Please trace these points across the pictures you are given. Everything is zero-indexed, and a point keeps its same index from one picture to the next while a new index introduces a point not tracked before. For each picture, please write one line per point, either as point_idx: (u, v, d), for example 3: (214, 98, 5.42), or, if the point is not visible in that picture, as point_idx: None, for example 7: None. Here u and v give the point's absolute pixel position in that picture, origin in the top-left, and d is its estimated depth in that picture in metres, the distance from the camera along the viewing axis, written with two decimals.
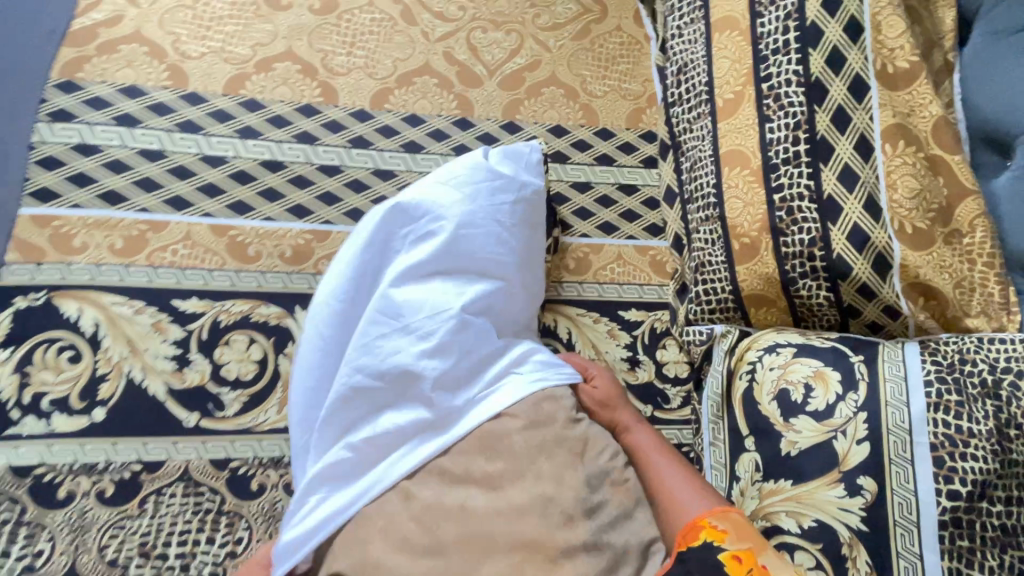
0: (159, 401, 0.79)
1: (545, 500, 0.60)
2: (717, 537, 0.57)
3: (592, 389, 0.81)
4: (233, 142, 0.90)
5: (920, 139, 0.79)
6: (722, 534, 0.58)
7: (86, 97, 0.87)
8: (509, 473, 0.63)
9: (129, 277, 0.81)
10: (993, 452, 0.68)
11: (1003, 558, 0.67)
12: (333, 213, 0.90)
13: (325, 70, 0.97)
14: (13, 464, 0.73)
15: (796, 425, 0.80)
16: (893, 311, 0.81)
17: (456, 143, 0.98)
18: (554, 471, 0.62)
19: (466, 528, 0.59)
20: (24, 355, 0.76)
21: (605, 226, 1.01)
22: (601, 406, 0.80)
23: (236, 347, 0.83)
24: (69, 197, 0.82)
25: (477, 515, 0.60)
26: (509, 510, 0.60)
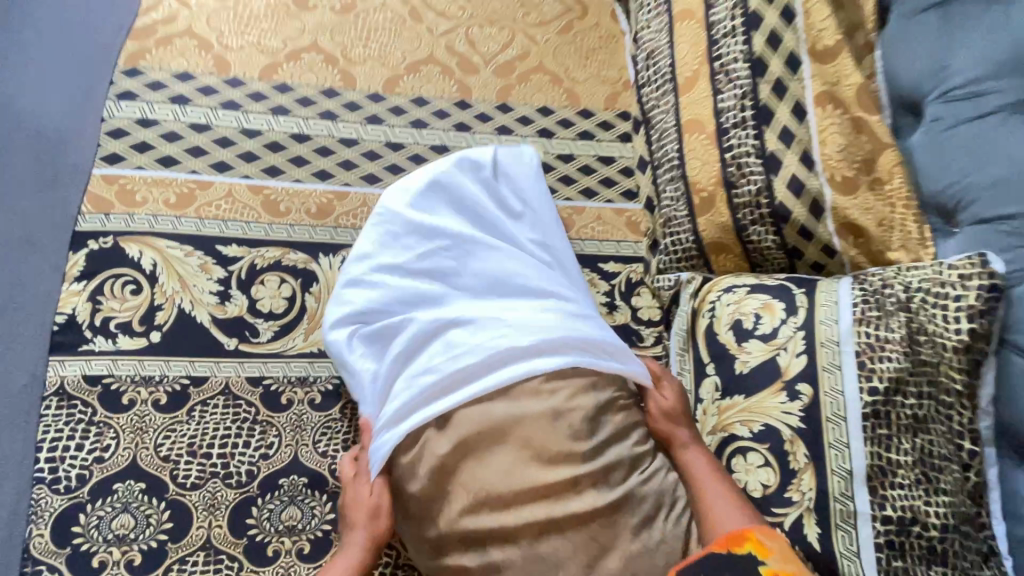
0: (205, 327, 0.94)
1: (558, 419, 0.77)
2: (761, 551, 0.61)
3: (661, 398, 0.86)
4: (268, 118, 1.07)
5: (846, 103, 0.93)
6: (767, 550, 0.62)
7: (147, 80, 1.04)
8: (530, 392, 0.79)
9: (181, 226, 0.97)
10: (905, 353, 0.82)
11: (915, 441, 0.80)
12: (352, 177, 1.06)
13: (345, 60, 1.14)
14: (86, 374, 0.88)
15: (748, 347, 0.93)
16: (829, 249, 0.95)
17: (457, 120, 1.14)
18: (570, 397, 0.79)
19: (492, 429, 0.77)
20: (97, 287, 0.91)
21: (586, 191, 1.16)
22: (664, 416, 0.85)
23: (269, 285, 0.98)
24: (133, 160, 0.99)
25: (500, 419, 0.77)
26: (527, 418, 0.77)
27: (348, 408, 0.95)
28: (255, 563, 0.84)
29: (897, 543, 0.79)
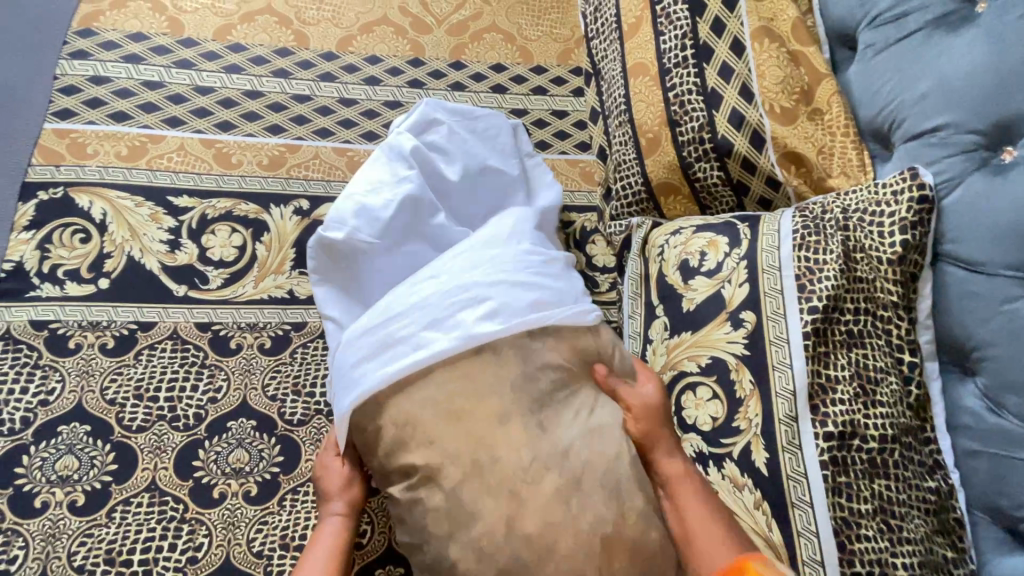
0: (154, 274, 0.94)
1: (516, 385, 0.74)
2: None
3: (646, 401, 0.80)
4: (221, 76, 1.09)
5: (782, 38, 0.95)
6: None
7: (100, 41, 1.06)
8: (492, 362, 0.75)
9: (132, 177, 0.98)
10: (840, 270, 0.81)
11: (850, 356, 0.79)
12: (304, 131, 1.08)
13: (299, 22, 1.17)
14: (33, 319, 0.88)
15: (694, 285, 0.92)
16: (773, 181, 0.95)
17: (410, 77, 1.16)
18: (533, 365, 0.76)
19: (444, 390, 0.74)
20: (45, 235, 0.92)
21: (540, 144, 1.17)
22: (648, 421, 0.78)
23: (220, 235, 0.98)
24: (84, 115, 1.00)
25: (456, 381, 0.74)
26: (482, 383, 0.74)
27: (297, 352, 0.94)
28: (201, 504, 0.84)
29: (840, 460, 0.76)
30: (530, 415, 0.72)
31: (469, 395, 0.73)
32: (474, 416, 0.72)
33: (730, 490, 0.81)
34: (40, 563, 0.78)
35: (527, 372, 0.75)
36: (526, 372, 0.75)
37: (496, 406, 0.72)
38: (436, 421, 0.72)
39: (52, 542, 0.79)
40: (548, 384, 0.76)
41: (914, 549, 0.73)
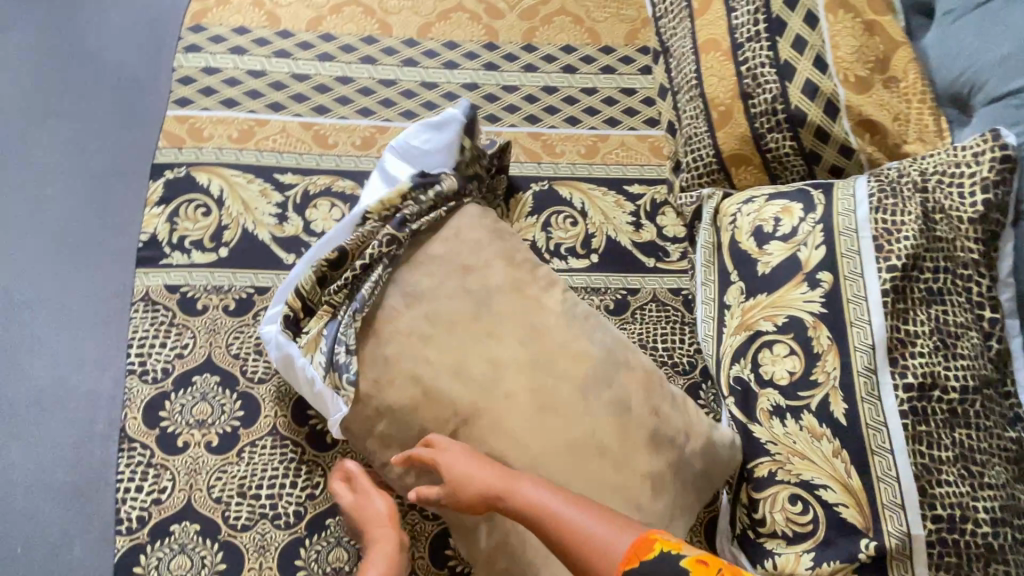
0: (266, 244, 1.04)
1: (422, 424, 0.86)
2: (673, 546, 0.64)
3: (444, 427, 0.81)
4: (315, 64, 1.18)
5: (857, 8, 0.98)
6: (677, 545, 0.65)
7: (210, 35, 1.17)
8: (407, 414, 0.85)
9: (243, 157, 1.08)
10: (920, 229, 0.84)
11: (930, 312, 0.82)
12: (391, 114, 1.16)
13: (382, 11, 1.25)
14: (168, 283, 0.99)
15: (769, 249, 0.96)
16: (847, 149, 0.98)
17: (485, 61, 1.23)
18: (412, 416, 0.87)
19: None
20: (173, 210, 1.03)
21: (610, 120, 1.22)
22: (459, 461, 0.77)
23: (321, 209, 1.07)
24: (200, 102, 1.11)
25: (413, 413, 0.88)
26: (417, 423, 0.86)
27: None
28: (316, 448, 0.93)
29: (920, 410, 0.79)
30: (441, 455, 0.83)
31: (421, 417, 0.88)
32: None
33: (809, 440, 0.85)
34: (186, 493, 0.88)
35: (490, 316, 0.87)
36: (488, 315, 0.87)
37: (451, 348, 0.85)
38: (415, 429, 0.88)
39: (193, 476, 0.89)
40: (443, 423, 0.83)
41: (995, 495, 0.76)
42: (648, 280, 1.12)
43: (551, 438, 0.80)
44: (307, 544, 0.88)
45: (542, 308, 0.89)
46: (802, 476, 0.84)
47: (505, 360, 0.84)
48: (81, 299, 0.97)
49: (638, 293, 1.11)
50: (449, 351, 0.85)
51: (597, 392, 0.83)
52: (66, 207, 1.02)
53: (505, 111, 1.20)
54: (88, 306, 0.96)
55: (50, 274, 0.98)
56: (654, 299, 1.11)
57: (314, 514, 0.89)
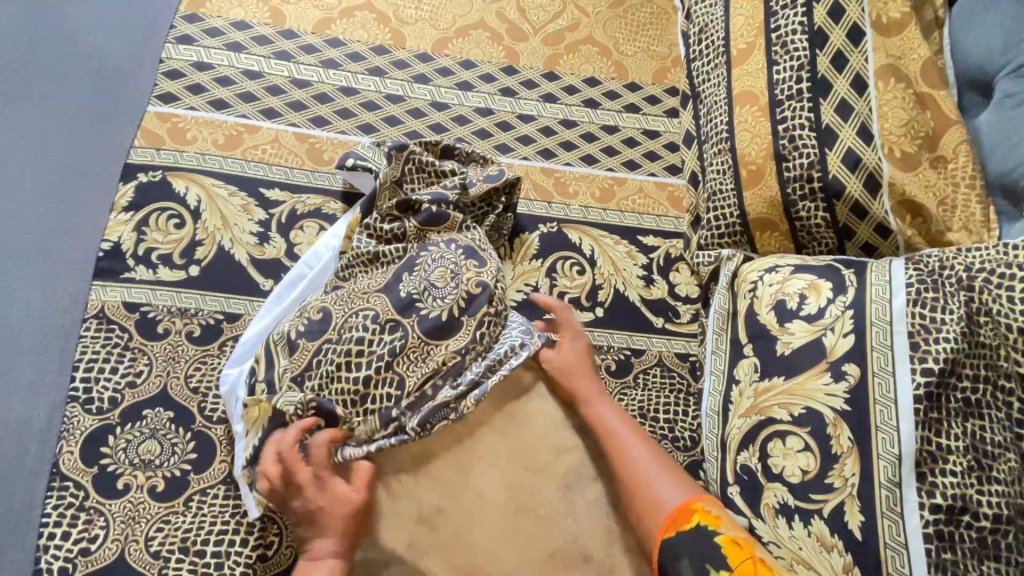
0: (243, 266, 0.94)
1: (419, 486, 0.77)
2: (711, 520, 0.68)
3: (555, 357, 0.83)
4: (318, 70, 1.08)
5: (910, 78, 0.91)
6: (715, 519, 0.69)
7: (205, 27, 1.07)
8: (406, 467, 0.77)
9: (227, 165, 0.99)
10: (962, 332, 0.76)
11: (965, 426, 0.74)
12: (395, 133, 1.06)
13: (397, 20, 1.16)
14: (127, 300, 0.89)
15: (791, 328, 0.88)
16: (884, 230, 0.90)
17: (502, 85, 1.14)
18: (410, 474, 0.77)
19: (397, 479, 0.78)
20: (143, 218, 0.93)
21: (629, 163, 1.14)
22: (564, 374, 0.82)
23: (308, 232, 0.98)
24: (186, 101, 1.01)
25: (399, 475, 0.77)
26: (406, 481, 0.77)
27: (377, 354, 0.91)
28: None
29: (946, 535, 0.72)
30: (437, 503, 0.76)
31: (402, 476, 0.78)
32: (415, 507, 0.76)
33: (817, 549, 0.77)
34: (121, 545, 0.78)
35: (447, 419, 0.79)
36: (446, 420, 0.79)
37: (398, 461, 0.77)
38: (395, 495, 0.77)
39: (131, 525, 0.79)
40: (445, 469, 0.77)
41: None
42: (655, 341, 1.04)
43: (524, 548, 0.74)
44: None
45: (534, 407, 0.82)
46: None
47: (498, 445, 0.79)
48: (24, 311, 0.86)
49: (642, 355, 1.03)
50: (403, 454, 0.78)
51: (578, 491, 0.78)
52: (20, 204, 0.91)
53: (519, 141, 1.11)
54: (30, 321, 0.86)
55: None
56: (659, 363, 1.03)
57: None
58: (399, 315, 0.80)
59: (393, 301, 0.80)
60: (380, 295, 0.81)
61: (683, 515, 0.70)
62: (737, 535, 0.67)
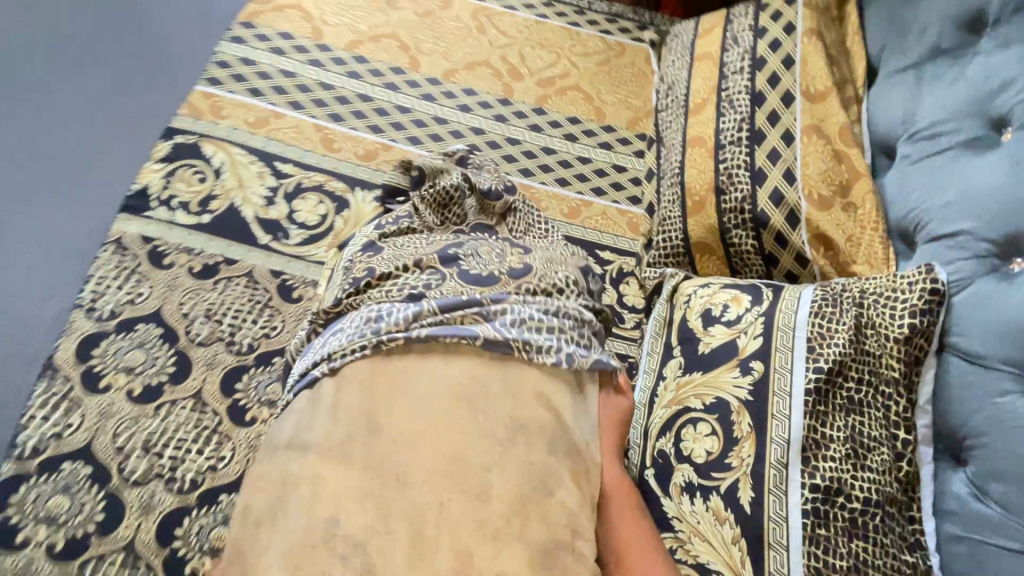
0: (248, 221, 1.09)
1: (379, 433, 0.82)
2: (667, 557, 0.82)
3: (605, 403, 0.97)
4: (342, 78, 1.29)
5: (830, 137, 1.09)
6: None
7: (257, 34, 1.30)
8: (374, 416, 0.83)
9: (251, 140, 1.16)
10: (850, 340, 0.88)
11: (847, 420, 0.85)
12: (398, 136, 1.25)
13: (416, 50, 1.37)
14: (143, 234, 1.04)
15: (712, 331, 1.00)
16: (802, 259, 1.05)
17: (497, 112, 1.34)
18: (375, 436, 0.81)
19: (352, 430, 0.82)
20: (172, 170, 1.10)
21: (597, 189, 1.30)
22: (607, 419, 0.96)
23: (308, 202, 1.13)
24: (228, 86, 1.22)
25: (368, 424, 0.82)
26: (372, 431, 0.82)
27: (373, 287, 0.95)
28: (233, 421, 0.92)
29: (822, 513, 0.80)
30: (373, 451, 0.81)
31: (362, 407, 0.84)
32: (358, 438, 0.82)
33: (712, 522, 0.85)
34: (91, 434, 0.87)
35: (500, 401, 0.85)
36: (509, 401, 0.85)
37: (402, 425, 0.82)
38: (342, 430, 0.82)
39: (104, 420, 0.89)
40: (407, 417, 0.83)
41: None
42: None
43: (435, 484, 0.78)
44: (193, 515, 0.84)
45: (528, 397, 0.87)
46: (699, 558, 0.84)
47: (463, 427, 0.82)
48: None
49: None
50: (433, 441, 0.81)
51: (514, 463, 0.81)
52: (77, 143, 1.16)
53: (504, 158, 1.29)
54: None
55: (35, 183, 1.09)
56: None
57: (209, 487, 0.86)
58: (469, 283, 0.96)
59: (467, 277, 0.96)
60: (449, 269, 0.97)
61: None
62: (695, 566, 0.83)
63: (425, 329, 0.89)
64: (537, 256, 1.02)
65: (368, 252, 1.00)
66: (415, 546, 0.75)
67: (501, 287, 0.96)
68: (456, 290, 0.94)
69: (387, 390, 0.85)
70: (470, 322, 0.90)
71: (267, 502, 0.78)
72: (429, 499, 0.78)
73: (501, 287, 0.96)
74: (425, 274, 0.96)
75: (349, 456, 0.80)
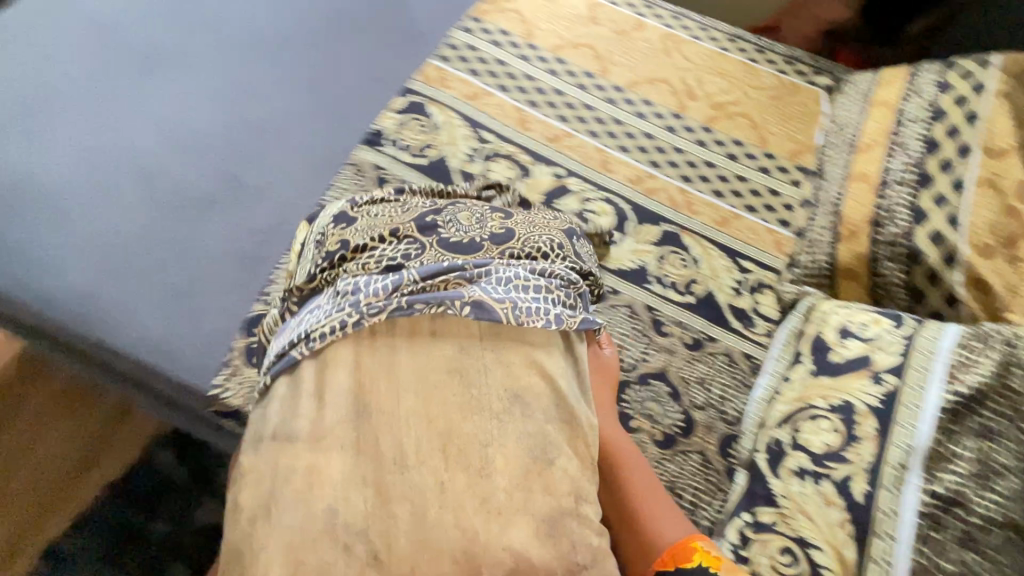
0: (453, 170, 1.33)
1: (356, 429, 0.87)
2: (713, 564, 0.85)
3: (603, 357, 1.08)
4: (543, 73, 1.51)
5: (1006, 191, 1.11)
6: (716, 563, 0.86)
7: (481, 26, 1.56)
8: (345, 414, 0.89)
9: (466, 109, 1.42)
10: (993, 372, 0.92)
11: (979, 443, 0.88)
12: (580, 127, 1.45)
13: (608, 60, 1.57)
14: (376, 163, 1.32)
15: (847, 344, 1.07)
16: (952, 299, 1.08)
17: (669, 124, 1.50)
18: (347, 433, 0.87)
19: (333, 421, 0.88)
20: (403, 120, 1.38)
21: (749, 207, 1.41)
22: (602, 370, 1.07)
23: (500, 166, 1.37)
24: (454, 62, 1.48)
25: (344, 420, 0.88)
26: (352, 421, 0.88)
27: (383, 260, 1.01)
28: None
29: (936, 518, 0.85)
30: (357, 441, 0.86)
31: (349, 396, 0.90)
32: (354, 422, 0.88)
33: (819, 503, 0.92)
34: None
35: (492, 373, 0.92)
36: (502, 367, 0.93)
37: (409, 400, 0.89)
38: (312, 455, 0.86)
39: None
40: (379, 401, 0.89)
41: None
42: (727, 336, 1.25)
43: (428, 471, 0.84)
44: None
45: (391, 364, 0.91)
46: (799, 531, 0.92)
47: (450, 401, 0.89)
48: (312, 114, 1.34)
49: (715, 342, 1.24)
50: (424, 420, 0.87)
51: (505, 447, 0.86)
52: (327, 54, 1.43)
53: (668, 163, 1.44)
54: (310, 114, 1.34)
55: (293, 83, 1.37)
56: (727, 354, 1.23)
57: None
58: (450, 250, 1.03)
59: (445, 244, 1.03)
60: (413, 227, 1.05)
61: (685, 551, 0.88)
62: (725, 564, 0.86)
63: (421, 305, 0.94)
64: (519, 224, 1.10)
65: (338, 225, 1.08)
66: (417, 529, 0.80)
67: (484, 254, 1.04)
68: (439, 257, 1.01)
69: (380, 375, 0.91)
70: (458, 285, 0.97)
71: (266, 494, 0.84)
72: (431, 481, 0.83)
73: (483, 253, 1.04)
74: (404, 244, 1.03)
75: (339, 441, 0.86)
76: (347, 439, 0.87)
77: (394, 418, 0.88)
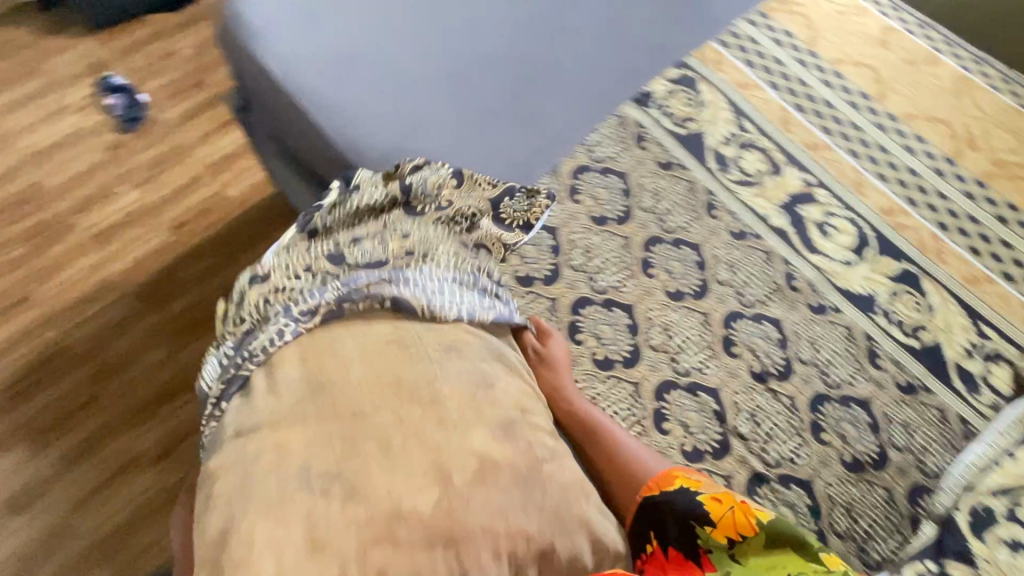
0: (706, 147, 1.38)
1: (300, 411, 0.81)
2: (691, 483, 0.90)
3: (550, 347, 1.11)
4: (817, 82, 1.50)
5: None
6: (695, 482, 0.91)
7: (766, 20, 1.57)
8: (279, 408, 0.83)
9: (733, 95, 1.46)
10: None
11: None
12: (840, 143, 1.43)
13: (887, 86, 1.51)
14: (638, 120, 1.40)
15: None
16: None
17: (937, 165, 1.41)
18: (301, 408, 0.82)
19: (269, 415, 0.82)
20: (673, 89, 1.44)
21: (1007, 275, 1.30)
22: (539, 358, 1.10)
23: (752, 156, 1.39)
24: (733, 50, 1.51)
25: (269, 411, 0.83)
26: (277, 415, 0.82)
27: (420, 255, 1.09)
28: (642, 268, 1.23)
29: None
30: (310, 407, 0.82)
31: (280, 399, 0.84)
32: (277, 423, 0.80)
33: None
34: (562, 222, 1.26)
35: (394, 356, 0.90)
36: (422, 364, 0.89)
37: (357, 380, 0.85)
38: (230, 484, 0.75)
39: (574, 217, 1.27)
40: (292, 402, 0.83)
41: None
42: (945, 393, 1.18)
43: (389, 442, 0.78)
44: (596, 306, 1.19)
45: (330, 351, 0.90)
46: None
47: (357, 400, 0.82)
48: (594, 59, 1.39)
49: (930, 394, 1.18)
50: (373, 383, 0.84)
51: (439, 441, 0.79)
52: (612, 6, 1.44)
53: (926, 205, 1.37)
54: (586, 61, 1.38)
55: (580, 26, 1.40)
56: (940, 410, 1.16)
57: (612, 298, 1.20)
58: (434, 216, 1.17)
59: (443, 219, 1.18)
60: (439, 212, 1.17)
61: (665, 478, 0.93)
62: (718, 493, 0.88)
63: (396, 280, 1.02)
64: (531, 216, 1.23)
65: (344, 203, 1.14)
66: (366, 505, 0.72)
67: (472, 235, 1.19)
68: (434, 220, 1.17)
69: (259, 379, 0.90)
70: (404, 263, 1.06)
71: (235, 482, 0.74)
72: (361, 485, 0.74)
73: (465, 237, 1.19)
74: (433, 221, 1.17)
75: (296, 419, 0.80)
76: (287, 411, 0.82)
77: (314, 412, 0.81)
